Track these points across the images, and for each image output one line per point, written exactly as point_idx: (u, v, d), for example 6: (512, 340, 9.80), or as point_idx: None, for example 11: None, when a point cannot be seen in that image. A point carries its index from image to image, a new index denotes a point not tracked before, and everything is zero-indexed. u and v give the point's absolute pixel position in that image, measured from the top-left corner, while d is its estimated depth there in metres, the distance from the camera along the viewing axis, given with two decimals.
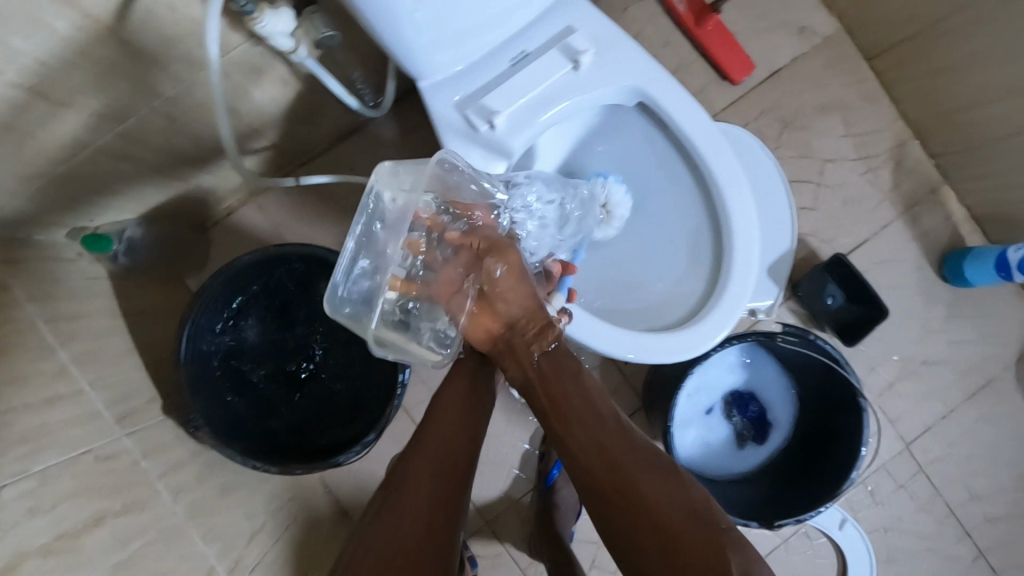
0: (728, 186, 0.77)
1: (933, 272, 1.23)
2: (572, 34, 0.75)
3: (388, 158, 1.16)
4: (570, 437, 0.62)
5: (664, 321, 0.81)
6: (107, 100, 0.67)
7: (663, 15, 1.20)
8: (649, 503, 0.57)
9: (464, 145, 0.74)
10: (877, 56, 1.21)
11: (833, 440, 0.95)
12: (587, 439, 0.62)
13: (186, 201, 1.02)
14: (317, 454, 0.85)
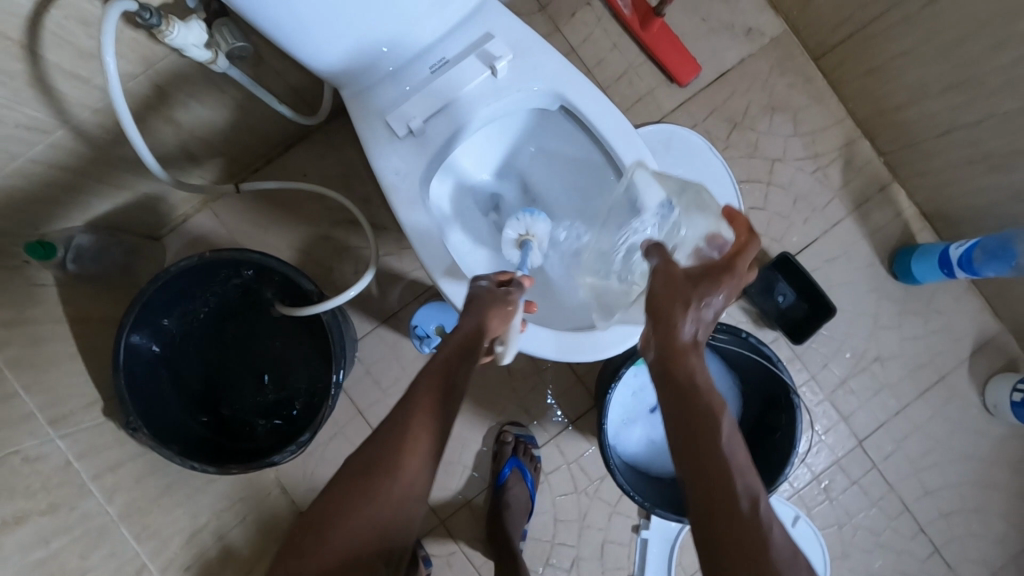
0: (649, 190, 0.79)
1: (884, 268, 1.24)
2: (490, 40, 0.77)
3: (341, 163, 1.18)
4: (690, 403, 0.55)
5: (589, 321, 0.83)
6: (32, 112, 0.69)
7: (610, 19, 1.22)
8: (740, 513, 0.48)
9: (386, 150, 0.77)
10: (824, 56, 1.22)
11: (771, 436, 0.96)
12: (700, 459, 0.51)
13: (137, 210, 1.05)
14: (258, 454, 0.88)
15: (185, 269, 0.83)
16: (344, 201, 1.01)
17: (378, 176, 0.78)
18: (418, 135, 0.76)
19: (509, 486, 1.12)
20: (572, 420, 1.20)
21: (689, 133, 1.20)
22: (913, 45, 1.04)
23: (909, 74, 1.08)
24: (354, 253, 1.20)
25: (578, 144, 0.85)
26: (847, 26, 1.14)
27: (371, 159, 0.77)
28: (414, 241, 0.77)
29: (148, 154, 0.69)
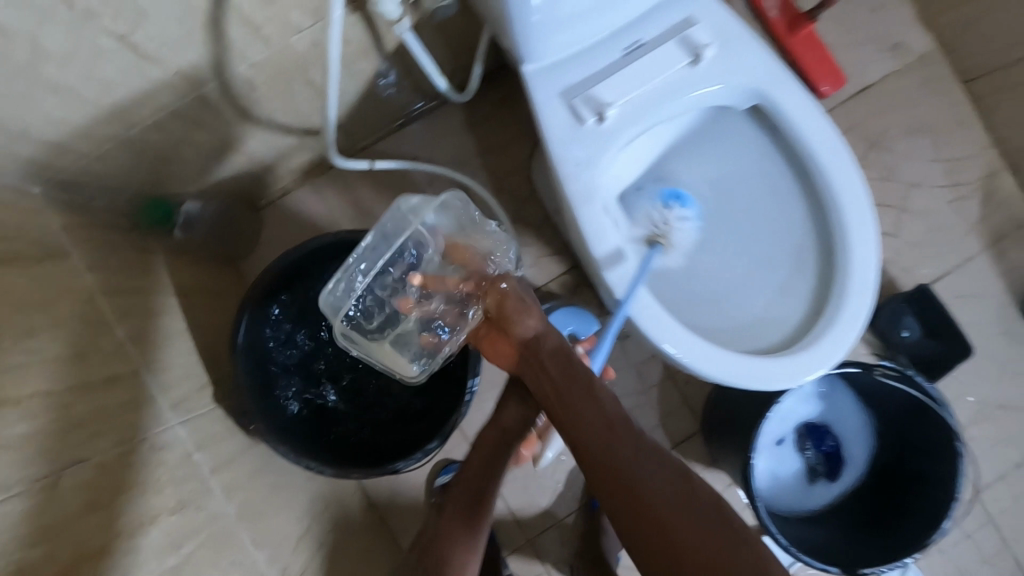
0: (849, 205, 0.71)
1: (1016, 311, 1.15)
2: (693, 25, 0.69)
3: (453, 148, 1.10)
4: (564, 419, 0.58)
5: (764, 341, 0.75)
6: (193, 60, 0.62)
7: (752, 19, 1.14)
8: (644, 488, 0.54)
9: (567, 137, 0.69)
10: (975, 79, 1.13)
11: (917, 485, 0.89)
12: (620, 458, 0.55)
13: (244, 179, 0.96)
14: (367, 458, 0.79)
15: (315, 249, 0.78)
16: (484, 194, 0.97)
17: (554, 165, 0.69)
18: (607, 124, 0.68)
19: None
20: (676, 443, 1.12)
21: None
22: None
23: None
24: None
25: (757, 154, 0.79)
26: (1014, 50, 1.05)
27: (550, 144, 0.69)
28: (591, 239, 0.68)
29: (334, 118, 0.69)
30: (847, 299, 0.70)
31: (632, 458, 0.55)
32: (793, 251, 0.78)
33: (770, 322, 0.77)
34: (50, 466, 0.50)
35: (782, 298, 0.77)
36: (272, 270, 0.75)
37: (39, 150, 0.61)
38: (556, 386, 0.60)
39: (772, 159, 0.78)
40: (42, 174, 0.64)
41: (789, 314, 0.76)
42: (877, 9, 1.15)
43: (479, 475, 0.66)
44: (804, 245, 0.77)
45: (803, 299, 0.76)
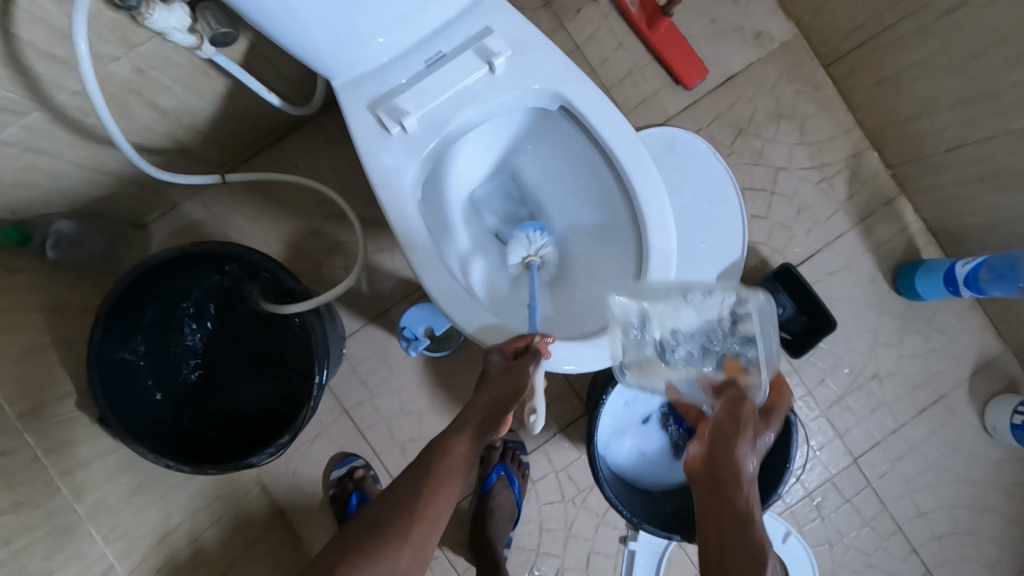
0: (648, 196, 0.75)
1: (886, 284, 1.20)
2: (489, 35, 0.73)
3: (333, 156, 1.14)
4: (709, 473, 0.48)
5: (585, 329, 0.79)
6: (5, 93, 0.66)
7: (617, 17, 1.18)
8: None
9: (376, 144, 0.73)
10: (834, 63, 1.18)
11: (763, 454, 0.94)
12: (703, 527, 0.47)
13: (120, 198, 1.00)
14: (232, 455, 0.84)
15: (163, 261, 0.79)
16: (335, 196, 1.01)
17: (368, 174, 0.74)
18: (411, 131, 0.73)
19: (495, 492, 1.09)
20: (562, 427, 1.17)
21: (692, 137, 1.17)
22: (922, 56, 1.02)
23: (919, 86, 1.05)
24: (343, 248, 1.15)
25: (576, 149, 0.82)
26: (860, 34, 1.10)
27: (360, 155, 0.74)
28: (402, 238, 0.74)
29: (123, 140, 0.67)
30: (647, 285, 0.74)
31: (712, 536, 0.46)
32: (614, 242, 0.82)
33: (592, 310, 0.81)
34: None
35: (610, 283, 0.81)
36: (121, 285, 0.77)
37: None
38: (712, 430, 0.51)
39: (589, 154, 0.81)
40: None
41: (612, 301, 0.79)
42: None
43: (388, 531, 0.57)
44: (621, 237, 0.80)
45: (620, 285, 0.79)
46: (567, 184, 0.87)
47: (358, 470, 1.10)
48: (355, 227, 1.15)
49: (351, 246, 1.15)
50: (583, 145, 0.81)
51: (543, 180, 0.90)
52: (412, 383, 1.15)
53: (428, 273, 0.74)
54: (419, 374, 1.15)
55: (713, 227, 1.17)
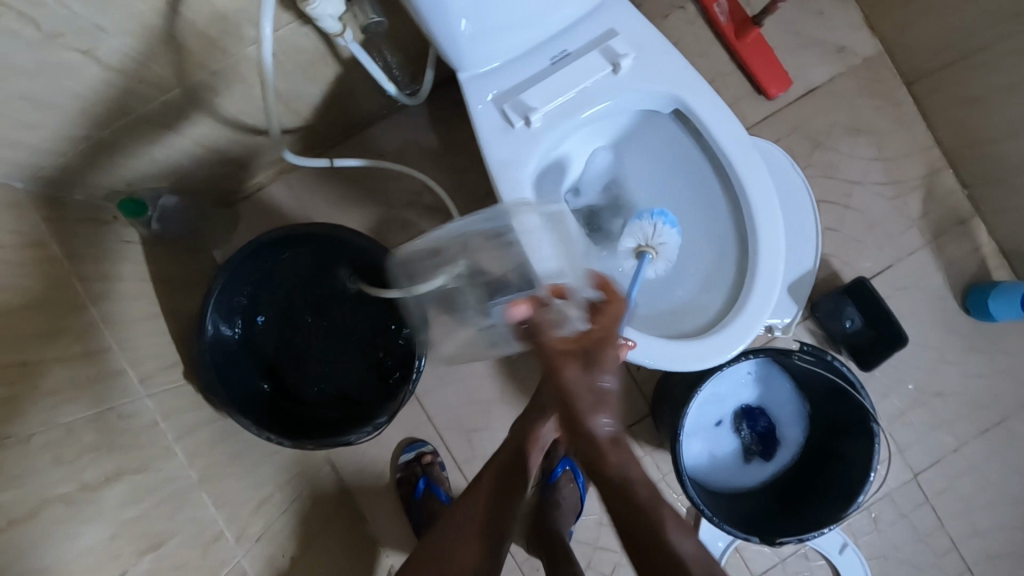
0: (759, 202, 0.76)
1: (956, 303, 1.21)
2: (614, 37, 0.76)
3: (419, 146, 1.16)
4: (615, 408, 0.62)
5: (684, 328, 0.80)
6: (156, 69, 0.69)
7: (704, 24, 1.20)
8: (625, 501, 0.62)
9: (498, 138, 0.76)
10: (916, 81, 1.19)
11: (838, 462, 0.95)
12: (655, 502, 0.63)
13: (219, 176, 1.03)
14: (327, 431, 0.87)
15: (273, 238, 0.82)
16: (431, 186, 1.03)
17: (489, 164, 0.76)
18: (534, 127, 0.75)
19: (560, 485, 1.13)
20: (627, 425, 1.19)
21: (772, 146, 1.18)
22: (1012, 78, 1.03)
23: (1009, 108, 1.05)
24: (424, 237, 1.17)
25: (685, 154, 0.84)
26: (949, 53, 1.11)
27: (482, 146, 0.76)
28: None
29: (276, 123, 0.70)
30: (755, 291, 0.75)
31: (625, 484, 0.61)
32: (715, 247, 0.83)
33: (691, 311, 0.82)
34: (28, 424, 0.56)
35: (712, 285, 0.82)
36: (235, 260, 0.79)
37: (28, 153, 0.68)
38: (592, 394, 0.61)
39: (698, 159, 0.82)
40: (25, 171, 0.70)
41: (710, 304, 0.81)
42: (823, 13, 1.21)
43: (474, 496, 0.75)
44: (724, 243, 0.82)
45: (724, 289, 0.80)
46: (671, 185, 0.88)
47: (426, 456, 1.13)
48: (435, 217, 1.17)
49: (430, 235, 1.17)
50: (693, 151, 0.82)
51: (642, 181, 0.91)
52: (482, 374, 1.17)
53: None
54: (490, 365, 1.17)
55: (789, 236, 1.18)
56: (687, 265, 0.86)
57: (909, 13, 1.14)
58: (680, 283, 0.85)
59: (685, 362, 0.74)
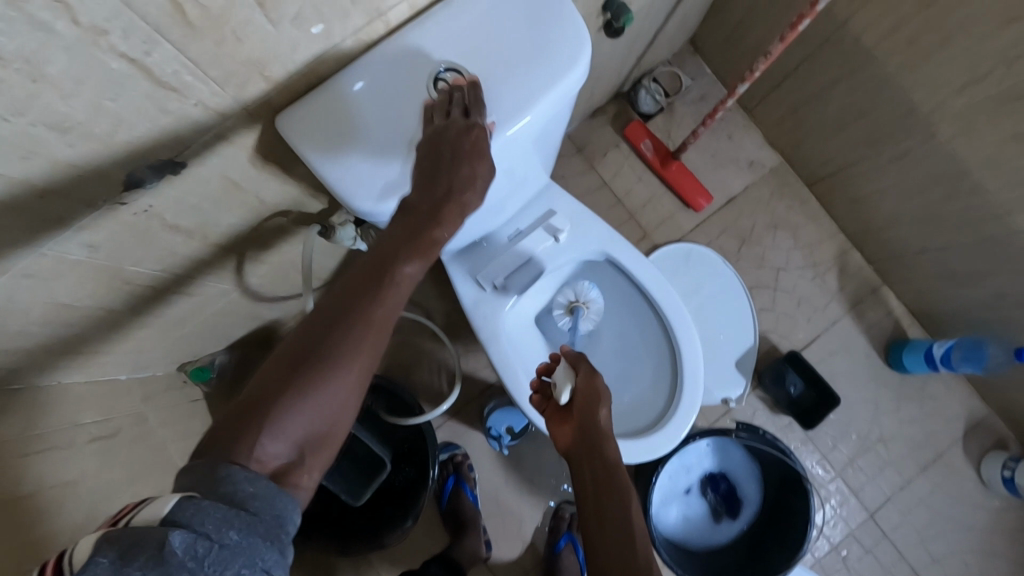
0: (678, 323, 1.01)
1: (881, 361, 1.42)
2: (552, 215, 1.01)
3: (416, 282, 1.41)
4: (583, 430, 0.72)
5: (636, 425, 1.03)
6: (221, 286, 0.95)
7: (636, 157, 1.47)
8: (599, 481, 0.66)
9: (475, 300, 1.01)
10: (815, 183, 1.44)
11: (787, 516, 1.14)
12: (602, 479, 0.66)
13: (258, 332, 1.28)
14: (366, 535, 1.09)
15: None
16: (428, 322, 1.28)
17: (470, 318, 1.01)
18: (500, 288, 1.00)
19: (562, 555, 1.28)
20: None
21: (705, 249, 1.43)
22: (879, 186, 1.26)
23: (883, 207, 1.29)
24: (425, 356, 1.39)
25: (619, 287, 1.08)
26: (831, 165, 1.34)
27: (464, 306, 1.01)
28: (499, 365, 1.00)
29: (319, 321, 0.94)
30: (684, 394, 0.99)
31: (597, 471, 0.67)
32: (653, 356, 1.07)
33: (641, 410, 1.05)
34: None
35: (656, 386, 1.05)
36: None
37: (130, 358, 0.93)
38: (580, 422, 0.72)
39: (629, 290, 1.07)
40: (127, 369, 0.95)
41: (655, 402, 1.04)
42: (732, 136, 1.47)
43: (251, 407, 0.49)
44: (659, 351, 1.06)
45: (663, 390, 1.04)
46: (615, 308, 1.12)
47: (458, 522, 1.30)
48: (434, 339, 1.40)
49: (432, 354, 1.40)
50: (625, 284, 1.07)
51: None
52: (487, 467, 1.37)
53: (518, 391, 0.99)
54: (493, 458, 1.37)
55: (729, 321, 1.41)
56: (633, 370, 1.09)
57: (795, 136, 1.38)
58: (633, 387, 1.08)
59: (639, 454, 0.97)
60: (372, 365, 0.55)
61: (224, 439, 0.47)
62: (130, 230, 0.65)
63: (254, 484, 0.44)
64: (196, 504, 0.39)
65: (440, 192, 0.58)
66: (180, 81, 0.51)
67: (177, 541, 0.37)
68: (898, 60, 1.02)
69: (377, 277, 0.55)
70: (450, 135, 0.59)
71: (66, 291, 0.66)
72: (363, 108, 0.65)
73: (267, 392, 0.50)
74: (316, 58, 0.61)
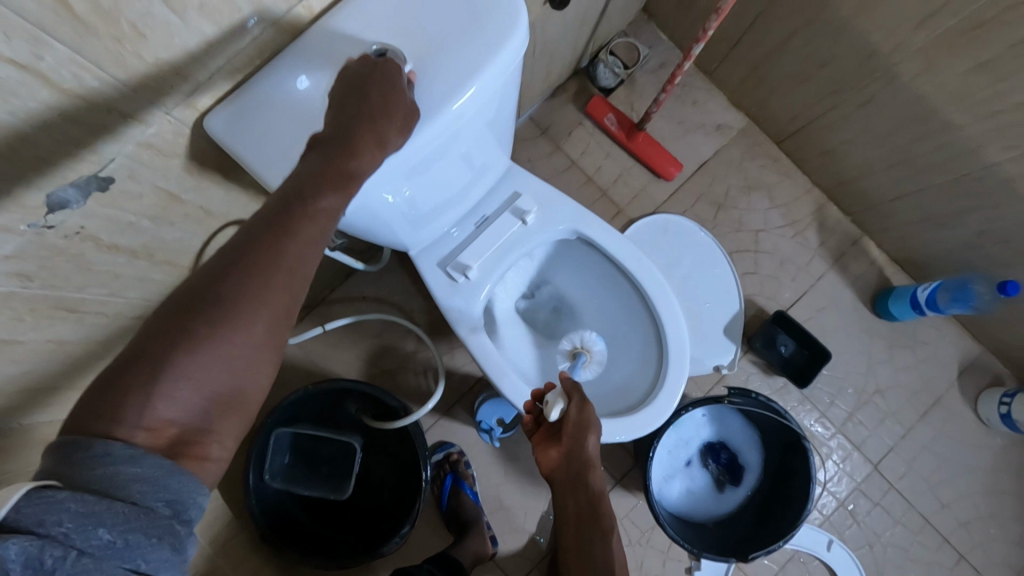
0: (658, 294, 0.99)
1: (869, 311, 1.41)
2: (518, 198, 0.99)
3: (392, 284, 1.38)
4: (575, 467, 0.76)
5: (624, 404, 1.00)
6: None
7: (602, 132, 1.45)
8: (583, 516, 0.75)
9: (447, 292, 0.98)
10: (785, 140, 1.41)
11: (790, 478, 1.12)
12: (586, 519, 0.75)
13: None
14: (364, 547, 1.04)
15: (293, 402, 1.04)
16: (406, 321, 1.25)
17: (444, 311, 0.98)
18: (472, 278, 0.97)
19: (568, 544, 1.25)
20: (617, 479, 1.32)
21: (681, 219, 1.41)
22: (848, 136, 1.24)
23: (854, 157, 1.27)
24: (409, 358, 1.36)
25: (595, 265, 1.06)
26: (798, 120, 1.32)
27: (437, 300, 0.98)
28: (478, 356, 0.96)
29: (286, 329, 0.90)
30: (670, 366, 0.96)
31: (582, 510, 0.75)
32: (637, 331, 1.04)
33: (630, 387, 1.02)
34: None
35: (643, 362, 1.03)
36: (265, 428, 1.02)
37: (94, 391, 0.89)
38: (569, 457, 0.77)
39: (604, 265, 1.05)
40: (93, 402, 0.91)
41: (643, 378, 1.02)
42: (696, 102, 1.45)
43: (129, 374, 0.44)
44: (643, 325, 1.03)
45: (650, 365, 1.01)
46: (592, 288, 1.10)
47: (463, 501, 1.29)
48: (417, 340, 1.37)
49: (415, 354, 1.36)
50: (601, 261, 1.05)
51: (572, 288, 1.13)
52: (485, 463, 1.34)
53: (501, 379, 0.96)
54: (489, 454, 1.35)
55: (712, 288, 1.39)
56: (619, 349, 1.07)
57: (759, 95, 1.36)
58: (620, 366, 1.06)
59: (631, 431, 0.95)
60: (279, 321, 0.50)
61: (98, 411, 0.42)
62: (62, 256, 0.61)
63: (140, 464, 0.40)
64: (49, 500, 0.35)
65: (352, 121, 0.54)
66: (84, 85, 0.47)
67: (13, 553, 0.32)
68: (853, 2, 1.00)
69: (283, 225, 0.51)
70: (361, 80, 0.55)
71: (2, 332, 0.62)
72: (282, 87, 0.61)
73: (146, 353, 0.45)
74: (238, 54, 0.58)
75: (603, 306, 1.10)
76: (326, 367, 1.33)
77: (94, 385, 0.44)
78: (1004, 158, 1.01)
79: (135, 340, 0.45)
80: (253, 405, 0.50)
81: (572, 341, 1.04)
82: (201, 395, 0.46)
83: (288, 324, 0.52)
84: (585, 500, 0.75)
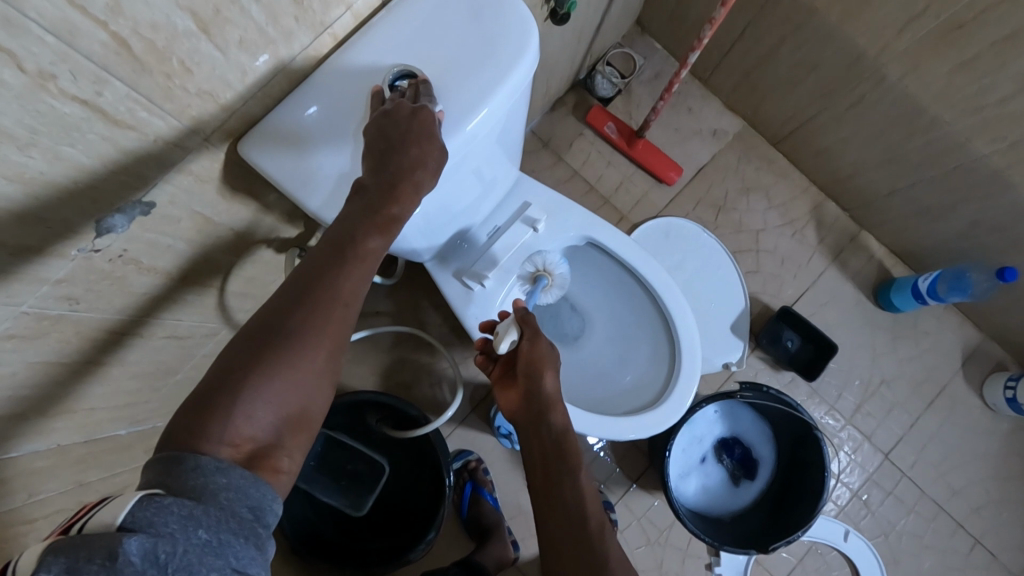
0: (666, 295, 1.03)
1: (870, 304, 1.44)
2: (528, 207, 1.02)
3: (405, 298, 1.41)
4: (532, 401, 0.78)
5: (639, 402, 1.03)
6: (203, 322, 0.93)
7: (602, 142, 1.49)
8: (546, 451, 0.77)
9: (464, 300, 1.02)
10: (780, 142, 1.46)
11: (804, 470, 1.15)
12: (548, 455, 0.77)
13: None
14: (390, 555, 1.07)
15: None
16: (421, 332, 1.28)
17: (462, 318, 1.02)
18: (487, 286, 1.01)
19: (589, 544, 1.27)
20: (633, 479, 1.34)
21: (684, 221, 1.45)
22: (841, 135, 1.28)
23: (848, 155, 1.31)
24: (424, 368, 1.39)
25: (604, 268, 1.10)
26: (792, 122, 1.36)
27: (454, 308, 1.02)
28: None
29: None
30: (682, 364, 1.00)
31: (546, 447, 0.77)
32: (648, 330, 1.08)
33: (643, 386, 1.05)
34: None
35: (655, 360, 1.06)
36: None
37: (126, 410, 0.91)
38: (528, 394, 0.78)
39: (612, 267, 1.08)
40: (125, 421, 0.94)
41: (656, 376, 1.05)
42: (692, 109, 1.49)
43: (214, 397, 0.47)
44: (652, 324, 1.07)
45: (662, 363, 1.05)
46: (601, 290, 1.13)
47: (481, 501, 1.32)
48: (431, 351, 1.40)
49: (430, 365, 1.39)
50: (609, 264, 1.09)
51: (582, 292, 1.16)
52: (503, 469, 1.37)
53: None
54: (506, 460, 1.37)
55: (717, 288, 1.43)
56: (630, 349, 1.10)
57: (753, 100, 1.40)
58: (632, 365, 1.09)
59: (647, 428, 0.98)
60: (336, 348, 0.54)
61: (188, 429, 0.46)
62: (107, 279, 0.64)
63: (226, 475, 0.43)
64: (158, 504, 0.38)
65: (393, 151, 0.58)
66: (135, 118, 0.51)
67: (134, 547, 0.35)
68: (838, 9, 1.04)
69: (338, 261, 0.55)
70: (398, 114, 0.59)
71: (52, 354, 0.65)
72: (311, 114, 0.65)
73: (228, 378, 0.49)
74: (268, 83, 0.62)
75: (612, 307, 1.12)
76: (344, 381, 1.36)
77: (182, 407, 0.47)
78: (992, 151, 1.05)
79: (216, 369, 0.50)
80: (316, 425, 0.54)
81: (533, 264, 1.01)
82: (273, 414, 0.49)
83: (343, 351, 0.56)
84: (546, 435, 0.77)
